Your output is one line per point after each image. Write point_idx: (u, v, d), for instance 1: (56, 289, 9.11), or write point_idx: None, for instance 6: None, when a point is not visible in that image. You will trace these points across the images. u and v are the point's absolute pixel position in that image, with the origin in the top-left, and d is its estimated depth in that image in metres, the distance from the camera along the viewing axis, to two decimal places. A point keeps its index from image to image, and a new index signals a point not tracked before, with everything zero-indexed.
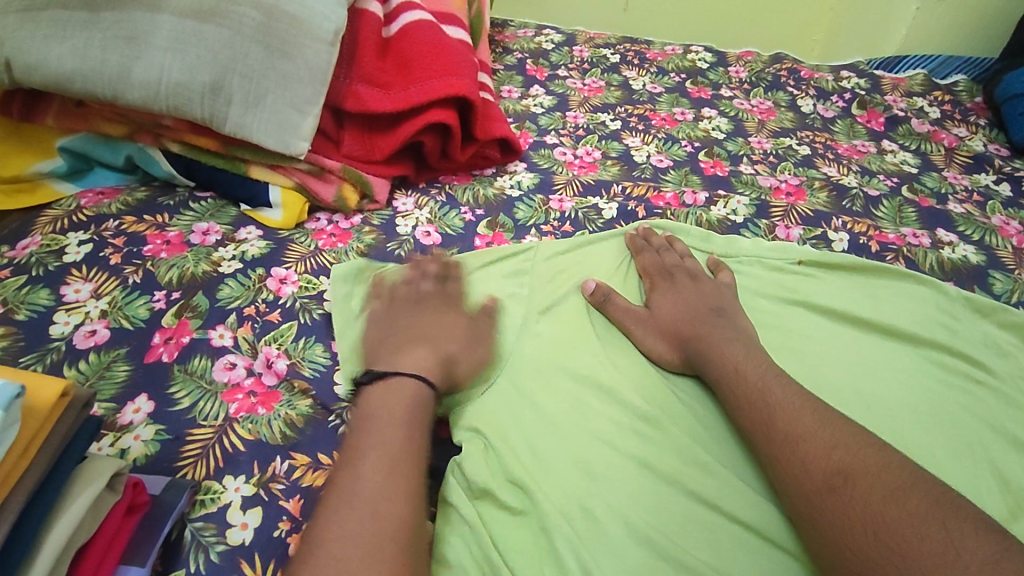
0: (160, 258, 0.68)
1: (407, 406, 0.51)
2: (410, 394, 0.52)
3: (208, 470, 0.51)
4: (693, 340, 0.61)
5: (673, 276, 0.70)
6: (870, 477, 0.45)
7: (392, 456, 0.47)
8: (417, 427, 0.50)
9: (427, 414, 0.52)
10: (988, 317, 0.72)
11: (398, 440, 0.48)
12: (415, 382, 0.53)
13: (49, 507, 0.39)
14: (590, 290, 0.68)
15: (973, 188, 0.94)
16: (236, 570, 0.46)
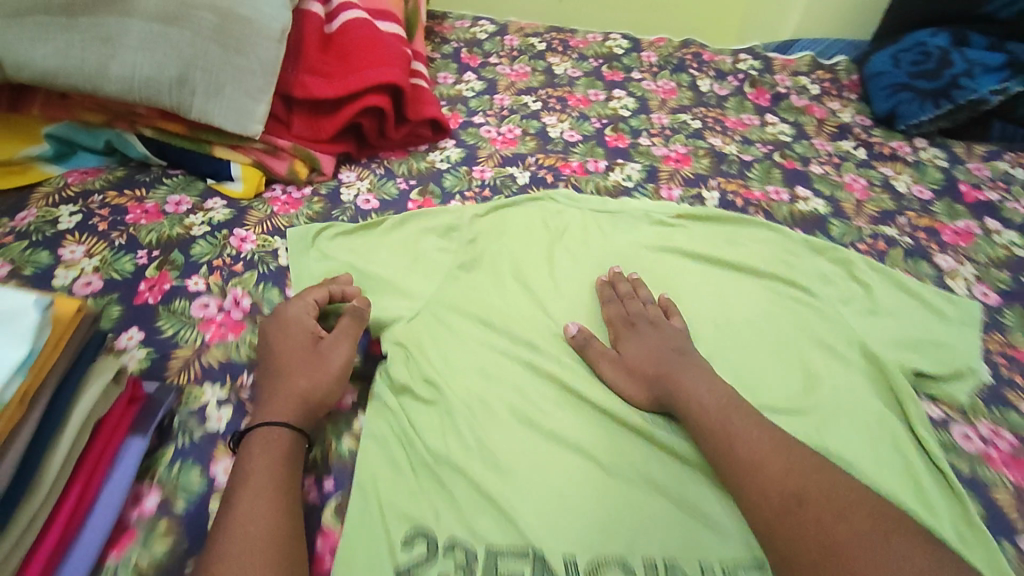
0: (141, 224, 0.82)
1: (271, 445, 0.58)
2: (267, 436, 0.59)
3: (191, 378, 0.66)
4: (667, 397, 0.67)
5: (636, 325, 0.75)
6: (821, 502, 0.56)
7: (258, 487, 0.55)
8: (278, 460, 0.58)
9: (288, 448, 0.59)
10: (822, 254, 0.90)
11: (260, 473, 0.56)
12: (259, 428, 0.59)
13: (78, 387, 0.55)
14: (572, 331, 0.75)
15: (834, 153, 1.11)
16: (214, 446, 0.62)
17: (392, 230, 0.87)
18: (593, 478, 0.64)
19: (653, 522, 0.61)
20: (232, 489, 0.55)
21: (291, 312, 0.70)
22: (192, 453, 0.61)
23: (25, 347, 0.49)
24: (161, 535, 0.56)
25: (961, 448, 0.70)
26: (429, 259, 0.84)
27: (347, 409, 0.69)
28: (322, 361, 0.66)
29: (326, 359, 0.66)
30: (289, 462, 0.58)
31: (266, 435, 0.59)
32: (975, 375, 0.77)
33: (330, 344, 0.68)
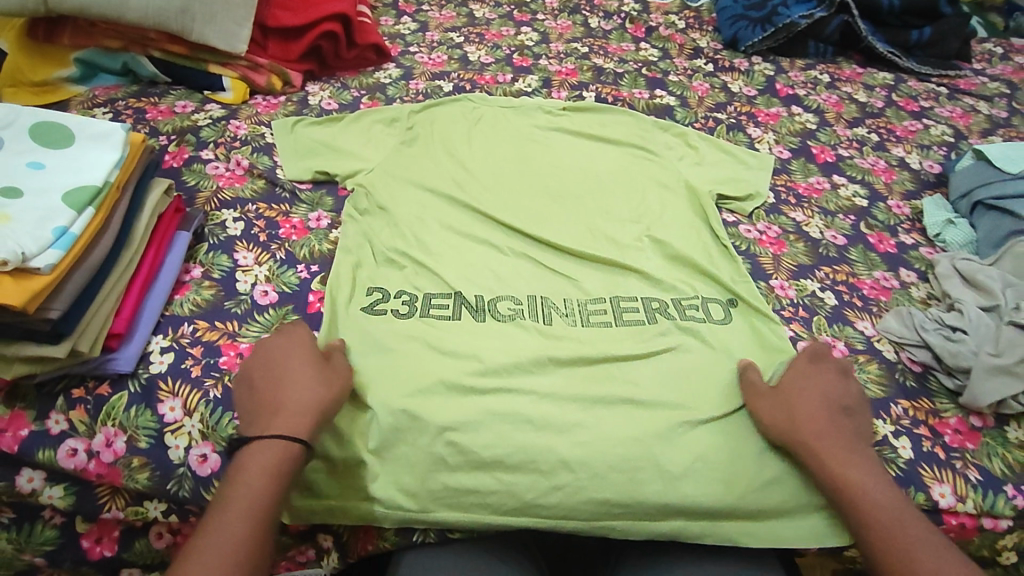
0: (159, 120, 1.10)
1: (274, 459, 0.65)
2: (274, 448, 0.66)
3: (213, 206, 0.96)
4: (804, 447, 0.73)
5: (807, 377, 0.79)
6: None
7: (249, 501, 0.62)
8: (275, 474, 0.64)
9: (287, 463, 0.65)
10: (669, 130, 1.23)
11: (254, 486, 0.63)
12: (267, 441, 0.66)
13: (147, 188, 0.84)
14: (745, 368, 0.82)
15: (689, 68, 1.45)
16: (234, 242, 0.91)
17: (351, 120, 1.16)
18: (493, 255, 0.95)
19: (532, 277, 0.93)
20: (225, 494, 0.63)
21: (298, 333, 0.77)
22: (220, 247, 0.90)
23: (118, 148, 0.79)
24: (207, 288, 0.84)
25: (743, 236, 1.05)
26: (379, 138, 1.14)
27: (324, 226, 0.97)
28: (330, 375, 0.73)
29: (333, 374, 0.74)
30: (278, 479, 0.64)
31: (270, 445, 0.66)
32: (761, 195, 1.11)
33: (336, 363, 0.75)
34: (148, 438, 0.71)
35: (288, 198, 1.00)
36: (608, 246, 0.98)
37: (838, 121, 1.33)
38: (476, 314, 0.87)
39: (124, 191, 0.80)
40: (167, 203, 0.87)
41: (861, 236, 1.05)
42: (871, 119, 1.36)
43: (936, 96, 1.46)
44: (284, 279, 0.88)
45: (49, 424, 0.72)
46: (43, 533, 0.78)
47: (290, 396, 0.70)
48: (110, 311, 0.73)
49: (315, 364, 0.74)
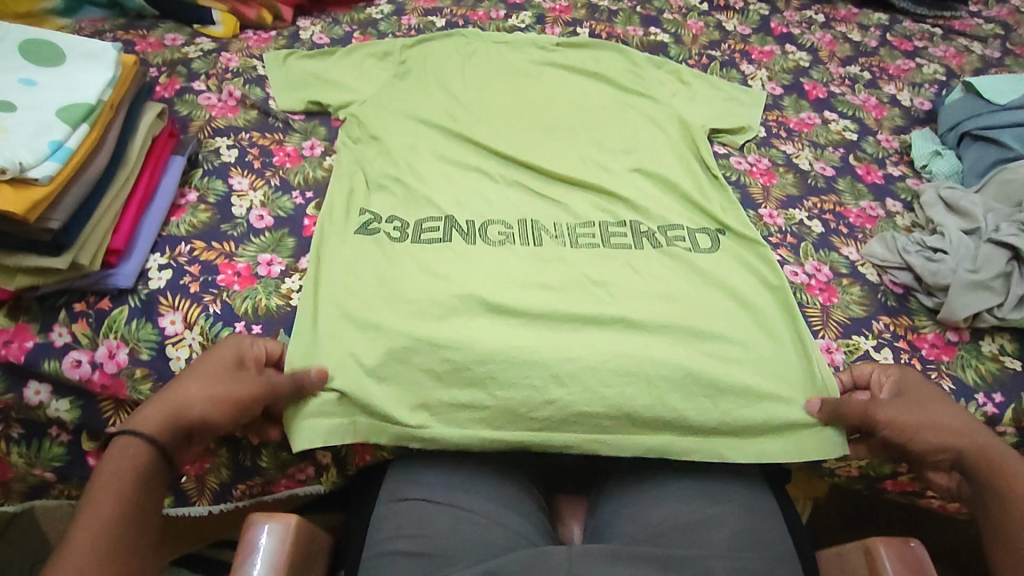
0: (148, 52, 1.10)
1: (129, 460, 0.63)
2: (129, 448, 0.64)
3: (207, 134, 0.96)
4: (979, 459, 0.69)
5: (917, 392, 0.74)
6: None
7: (99, 506, 0.60)
8: (123, 476, 0.62)
9: (137, 463, 0.63)
10: (662, 67, 1.23)
11: (109, 490, 0.62)
12: (125, 439, 0.65)
13: (141, 110, 0.84)
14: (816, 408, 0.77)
15: (684, 6, 1.44)
16: (228, 167, 0.91)
17: (343, 54, 1.15)
18: (485, 184, 0.96)
19: (523, 204, 0.94)
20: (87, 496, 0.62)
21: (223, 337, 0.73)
22: (215, 173, 0.90)
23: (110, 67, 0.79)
24: (202, 211, 0.85)
25: (733, 168, 1.05)
26: (371, 71, 1.13)
27: (318, 155, 0.97)
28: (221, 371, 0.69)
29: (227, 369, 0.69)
30: (129, 479, 0.63)
31: (128, 446, 0.64)
32: (752, 129, 1.12)
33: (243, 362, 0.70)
34: (149, 351, 0.73)
35: (282, 127, 1.00)
36: (600, 175, 0.99)
37: (832, 60, 1.33)
38: (468, 238, 0.88)
39: (118, 111, 0.80)
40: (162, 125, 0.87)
41: (849, 168, 1.07)
42: (865, 57, 1.35)
43: (931, 37, 1.45)
44: (278, 204, 0.89)
45: (53, 336, 0.74)
46: (52, 450, 0.78)
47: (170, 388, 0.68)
48: (109, 228, 0.74)
49: (222, 369, 0.68)
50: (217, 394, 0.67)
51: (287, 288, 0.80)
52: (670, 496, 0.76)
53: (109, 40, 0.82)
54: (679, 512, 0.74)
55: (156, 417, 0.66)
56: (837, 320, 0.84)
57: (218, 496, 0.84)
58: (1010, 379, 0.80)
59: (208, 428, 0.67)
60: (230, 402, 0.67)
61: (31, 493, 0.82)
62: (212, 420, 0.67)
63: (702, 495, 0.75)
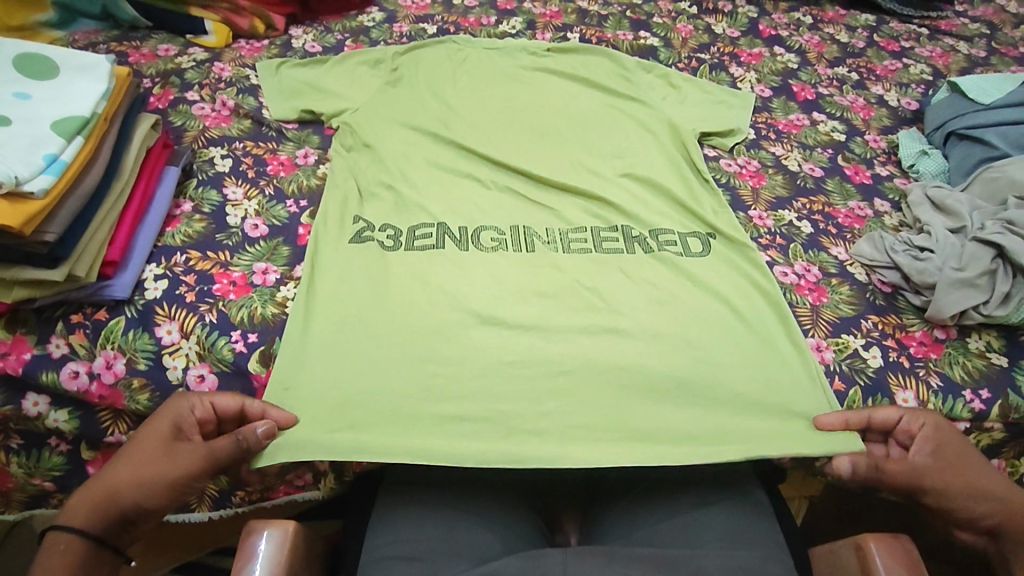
0: (142, 63, 1.10)
1: (58, 559, 0.61)
2: (61, 545, 0.61)
3: (201, 144, 0.96)
4: (1013, 527, 0.68)
5: (949, 449, 0.70)
6: None
7: None
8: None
9: (67, 560, 0.61)
10: (651, 72, 1.24)
11: None
12: (57, 534, 0.62)
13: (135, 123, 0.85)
14: (827, 424, 0.75)
15: (673, 9, 1.45)
16: (223, 177, 0.92)
17: (335, 62, 1.16)
18: (477, 190, 0.97)
19: (515, 210, 0.95)
20: None
21: (167, 402, 0.68)
22: (210, 183, 0.91)
23: (103, 80, 0.79)
24: (197, 221, 0.86)
25: (723, 170, 1.07)
26: (364, 79, 1.14)
27: (312, 163, 0.98)
28: (159, 453, 0.65)
29: (167, 451, 0.65)
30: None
31: (59, 542, 0.62)
32: (742, 131, 1.13)
33: (185, 437, 0.66)
34: (146, 360, 0.74)
35: (275, 136, 1.01)
36: (590, 180, 1.00)
37: (819, 61, 1.34)
38: (461, 244, 0.89)
39: (111, 124, 0.81)
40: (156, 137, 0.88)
41: (838, 169, 1.08)
42: (852, 59, 1.37)
43: (917, 37, 1.47)
44: (273, 213, 0.90)
45: (50, 348, 0.74)
46: (51, 460, 0.79)
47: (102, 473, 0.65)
48: (104, 241, 0.75)
49: (156, 451, 0.65)
50: (150, 481, 0.63)
51: (282, 296, 0.81)
52: (664, 497, 0.77)
53: (101, 53, 0.82)
54: (674, 513, 0.75)
55: (86, 508, 0.63)
56: (827, 320, 0.85)
57: (218, 503, 0.83)
58: (996, 375, 0.81)
59: (147, 513, 0.65)
60: (165, 488, 0.64)
61: (31, 502, 0.81)
62: (147, 506, 0.64)
63: (696, 496, 0.76)
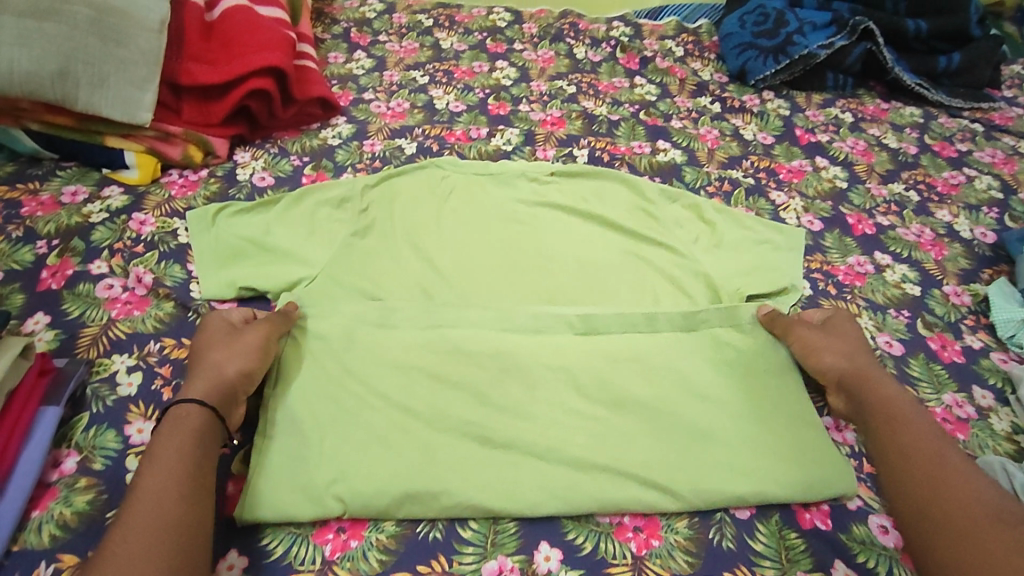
0: (38, 216, 0.86)
1: (185, 429, 0.62)
2: (185, 415, 0.63)
3: (100, 350, 0.72)
4: (857, 374, 0.74)
5: (840, 325, 0.81)
6: (924, 472, 0.64)
7: (170, 477, 0.58)
8: (190, 443, 0.61)
9: (197, 425, 0.62)
10: (676, 201, 1.02)
11: (170, 464, 0.59)
12: (179, 407, 0.63)
13: None
14: (764, 312, 0.82)
15: (692, 109, 1.25)
16: (124, 409, 0.67)
17: (288, 201, 0.91)
18: None
19: None
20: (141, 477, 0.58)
21: (212, 313, 0.75)
22: (106, 418, 0.66)
23: None
24: (83, 488, 0.61)
25: None
26: (326, 227, 0.90)
27: None
28: (234, 337, 0.71)
29: (241, 336, 0.71)
30: (193, 442, 0.61)
31: (179, 415, 0.63)
32: (797, 290, 0.91)
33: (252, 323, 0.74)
34: None
35: None
36: (624, 384, 0.75)
37: (870, 175, 1.14)
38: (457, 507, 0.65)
39: None
40: (21, 371, 0.63)
41: (921, 342, 0.86)
42: (906, 170, 1.17)
43: (972, 137, 1.28)
44: None
45: None
46: None
47: (193, 373, 0.68)
48: None
49: (230, 335, 0.71)
50: (241, 351, 0.69)
51: None
52: None
53: None
54: None
55: (200, 385, 0.66)
56: None
57: None
58: None
59: (248, 381, 0.68)
60: (257, 352, 0.70)
61: None
62: (248, 375, 0.69)
63: None
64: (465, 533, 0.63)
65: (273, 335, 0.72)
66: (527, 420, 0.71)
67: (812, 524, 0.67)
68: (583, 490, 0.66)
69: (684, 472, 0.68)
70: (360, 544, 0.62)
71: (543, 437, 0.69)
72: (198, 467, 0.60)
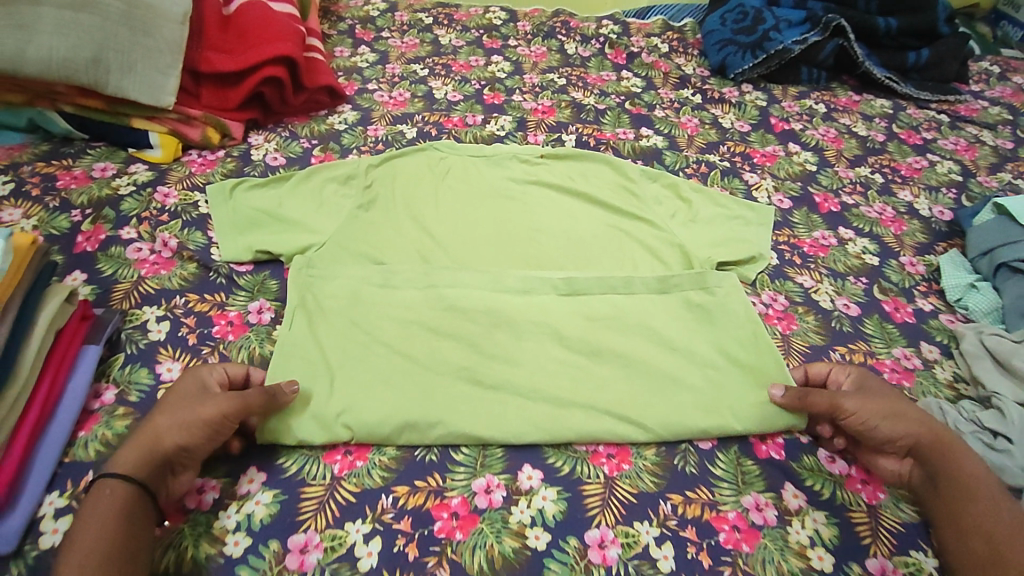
0: (72, 189, 0.95)
1: (111, 509, 0.58)
2: (112, 493, 0.59)
3: (133, 302, 0.81)
4: (936, 444, 0.69)
5: (874, 389, 0.76)
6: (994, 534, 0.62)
7: (82, 560, 0.54)
8: (111, 526, 0.57)
9: (123, 505, 0.58)
10: (657, 181, 1.10)
11: (84, 550, 0.55)
12: (110, 481, 0.59)
13: (36, 302, 0.69)
14: (779, 396, 0.77)
15: (675, 100, 1.34)
16: (154, 351, 0.76)
17: (299, 177, 1.00)
18: None
19: None
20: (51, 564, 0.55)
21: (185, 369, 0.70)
22: (139, 359, 0.75)
23: None
24: (120, 416, 0.70)
25: None
26: (333, 201, 0.98)
27: (266, 322, 0.82)
28: (189, 401, 0.66)
29: (196, 402, 0.65)
30: (113, 525, 0.57)
31: (106, 489, 0.59)
32: (765, 257, 0.99)
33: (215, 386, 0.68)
34: None
35: (224, 284, 0.86)
36: (603, 335, 0.83)
37: (839, 160, 1.22)
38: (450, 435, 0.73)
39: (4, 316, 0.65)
40: (67, 313, 0.72)
41: (875, 305, 0.95)
42: (874, 155, 1.25)
43: (938, 127, 1.36)
44: None
45: None
46: None
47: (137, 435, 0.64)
48: None
49: (190, 398, 0.66)
50: (188, 421, 0.63)
51: (221, 526, 0.64)
52: None
53: None
54: None
55: (136, 457, 0.61)
56: (889, 530, 0.69)
57: None
58: None
59: (190, 456, 0.64)
60: (206, 425, 0.64)
61: None
62: (190, 450, 0.63)
63: None
64: (457, 456, 0.72)
65: (230, 407, 0.66)
66: (514, 365, 0.79)
67: (767, 454, 0.75)
68: (563, 423, 0.74)
69: (653, 409, 0.76)
70: (365, 464, 0.70)
71: (528, 378, 0.77)
72: (122, 548, 0.56)
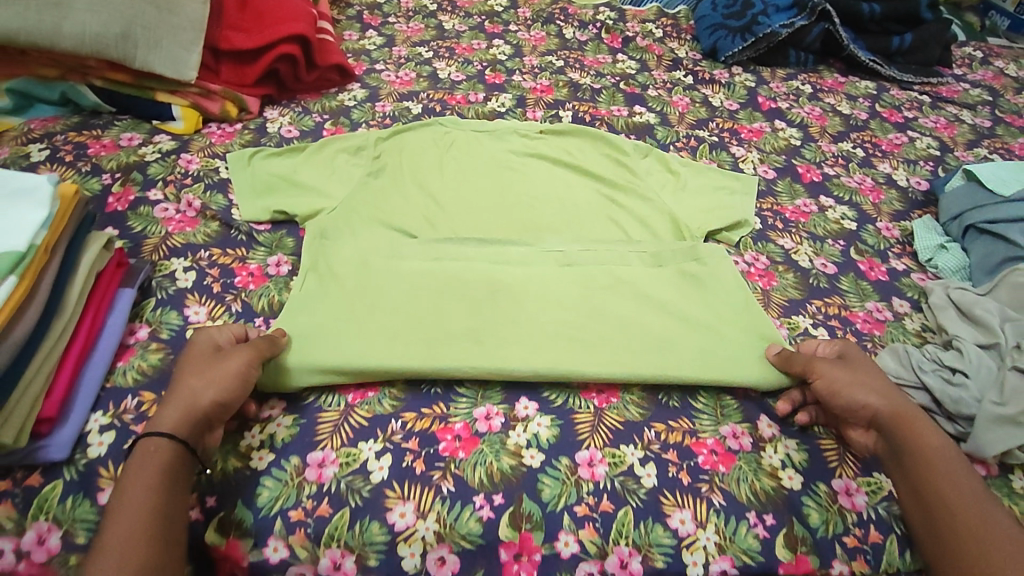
0: (102, 155, 1.02)
1: (157, 465, 0.62)
2: (156, 450, 0.63)
3: (162, 254, 0.88)
4: (893, 416, 0.72)
5: (854, 360, 0.79)
6: (953, 512, 0.65)
7: (139, 514, 0.59)
8: (162, 480, 0.62)
9: (169, 458, 0.63)
10: (648, 154, 1.17)
11: (139, 505, 0.60)
12: (152, 439, 0.64)
13: (79, 246, 0.76)
14: (772, 352, 0.82)
15: (668, 80, 1.40)
16: (183, 296, 0.83)
17: (312, 148, 1.07)
18: None
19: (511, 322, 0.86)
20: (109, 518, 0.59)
21: (200, 333, 0.74)
22: (169, 303, 0.82)
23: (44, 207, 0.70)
24: (154, 351, 0.77)
25: None
26: (344, 169, 1.05)
27: (284, 273, 0.89)
28: (213, 362, 0.70)
29: (219, 363, 0.70)
30: (164, 478, 0.62)
31: (149, 445, 0.63)
32: (748, 223, 1.06)
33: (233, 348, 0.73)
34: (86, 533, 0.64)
35: (245, 240, 0.93)
36: (595, 287, 0.90)
37: (823, 136, 1.29)
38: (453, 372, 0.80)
39: (53, 254, 0.72)
40: (106, 258, 0.79)
41: (851, 264, 1.01)
42: (856, 132, 1.32)
43: (919, 106, 1.43)
44: None
45: None
46: None
47: (168, 395, 0.68)
48: (39, 393, 0.65)
49: (210, 359, 0.70)
50: (220, 377, 0.68)
51: (247, 445, 0.72)
52: None
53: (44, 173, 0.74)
54: None
55: (174, 415, 0.65)
56: (853, 456, 0.76)
57: None
58: None
59: (223, 411, 0.68)
60: (236, 379, 0.69)
61: None
62: (224, 404, 0.68)
63: None
64: (460, 390, 0.79)
65: (253, 362, 0.71)
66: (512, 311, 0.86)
67: (745, 392, 0.82)
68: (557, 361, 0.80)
69: (640, 349, 0.83)
70: (376, 394, 0.77)
71: (524, 323, 0.84)
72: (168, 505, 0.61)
